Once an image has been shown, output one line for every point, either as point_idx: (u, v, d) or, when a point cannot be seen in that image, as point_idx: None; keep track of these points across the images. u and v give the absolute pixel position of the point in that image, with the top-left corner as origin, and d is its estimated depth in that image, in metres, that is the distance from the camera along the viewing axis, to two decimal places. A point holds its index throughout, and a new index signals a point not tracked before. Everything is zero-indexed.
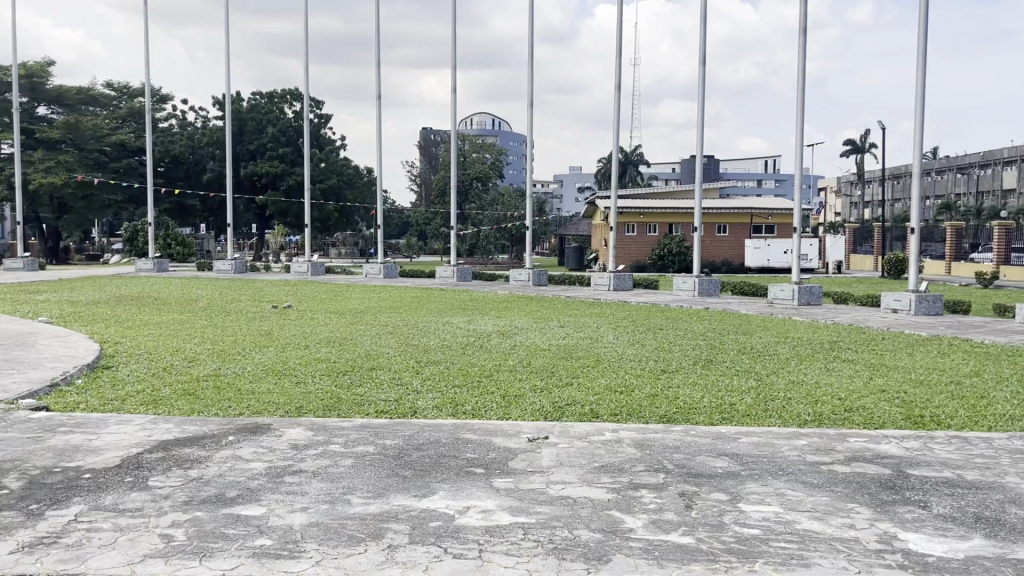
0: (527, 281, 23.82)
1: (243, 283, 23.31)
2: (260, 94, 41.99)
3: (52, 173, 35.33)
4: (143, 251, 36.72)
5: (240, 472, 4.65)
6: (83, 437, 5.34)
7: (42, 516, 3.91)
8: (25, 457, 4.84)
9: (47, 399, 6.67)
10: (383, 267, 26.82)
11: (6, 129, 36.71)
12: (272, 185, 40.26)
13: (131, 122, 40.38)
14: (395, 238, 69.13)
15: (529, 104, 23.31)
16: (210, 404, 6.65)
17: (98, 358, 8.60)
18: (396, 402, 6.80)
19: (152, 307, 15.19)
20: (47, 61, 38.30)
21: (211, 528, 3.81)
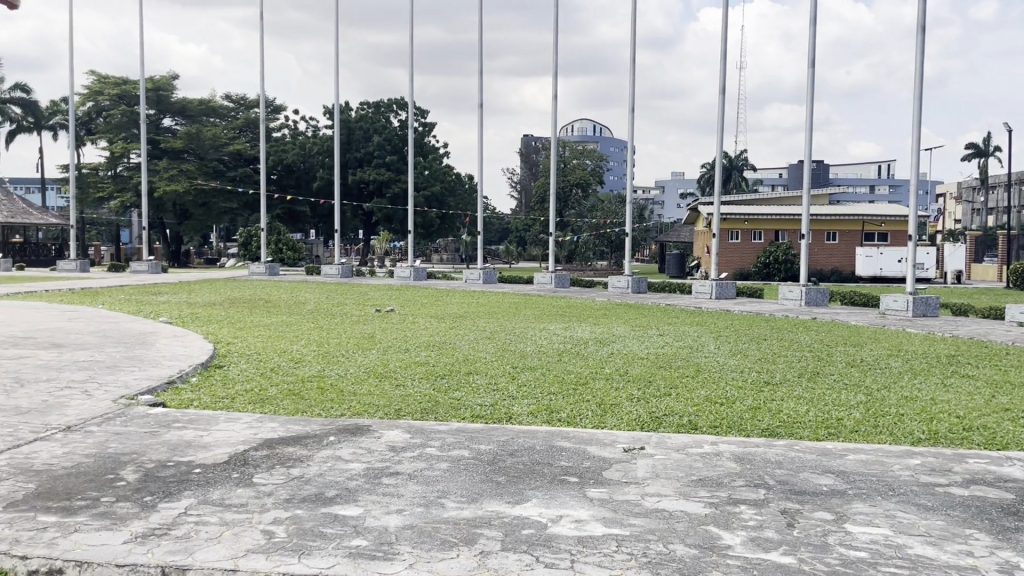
0: (626, 288, 23.69)
1: (348, 286, 24.22)
2: (367, 104, 43.27)
3: (175, 181, 37.47)
4: (256, 255, 38.33)
5: (340, 472, 4.76)
6: (196, 433, 5.60)
7: (155, 508, 4.11)
8: (142, 451, 5.10)
9: (163, 396, 6.98)
10: (482, 272, 27.12)
11: (135, 140, 39.08)
12: (378, 192, 41.28)
13: (248, 132, 42.32)
14: (494, 244, 69.94)
15: (631, 108, 23.19)
16: (315, 404, 6.86)
17: (212, 357, 8.98)
18: (493, 407, 6.84)
19: (260, 310, 15.75)
20: (172, 75, 40.53)
21: (310, 527, 3.91)
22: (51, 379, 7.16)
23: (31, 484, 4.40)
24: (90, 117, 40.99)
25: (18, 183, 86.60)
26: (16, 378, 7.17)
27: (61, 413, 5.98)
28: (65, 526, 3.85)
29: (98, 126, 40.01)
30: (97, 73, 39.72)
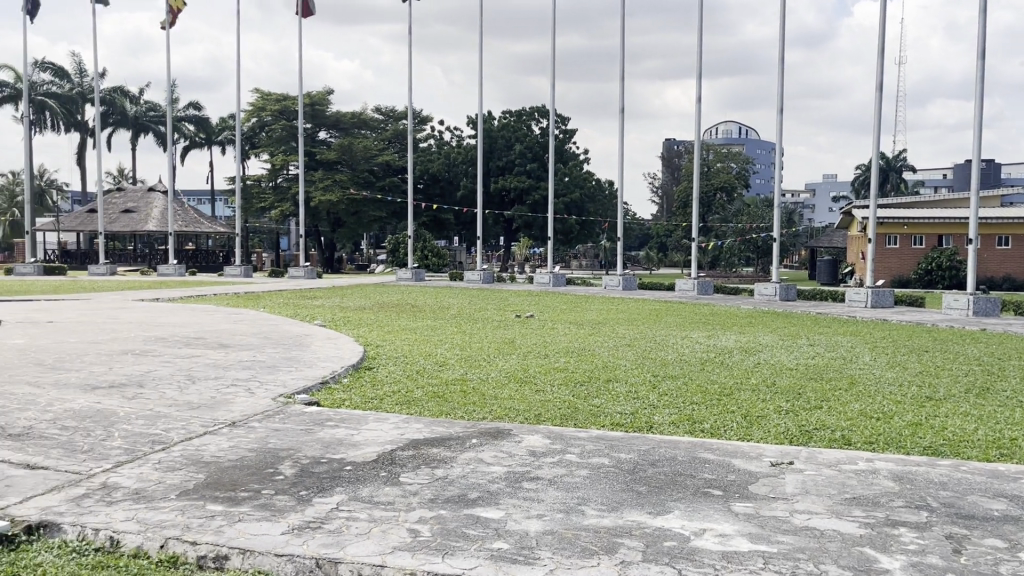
0: (774, 295, 22.86)
1: (490, 292, 24.63)
2: (510, 113, 43.96)
3: (329, 191, 39.51)
4: (403, 262, 39.68)
5: (482, 474, 4.85)
6: (347, 431, 5.86)
7: (310, 502, 4.33)
8: (298, 447, 5.39)
9: (318, 395, 7.36)
10: (622, 278, 26.91)
11: (293, 153, 41.47)
12: (518, 199, 41.86)
13: (396, 143, 43.97)
14: (635, 250, 69.31)
15: (779, 109, 22.38)
16: (458, 406, 7.03)
17: (362, 359, 9.37)
18: (633, 416, 6.76)
19: (407, 314, 16.29)
20: (327, 90, 42.72)
21: (454, 527, 4.00)
22: (218, 377, 7.70)
23: (201, 474, 4.74)
24: (255, 132, 43.81)
25: (190, 196, 93.92)
26: (189, 375, 7.74)
27: (227, 409, 6.40)
28: (231, 515, 4.12)
29: (261, 140, 42.74)
30: (260, 91, 42.40)
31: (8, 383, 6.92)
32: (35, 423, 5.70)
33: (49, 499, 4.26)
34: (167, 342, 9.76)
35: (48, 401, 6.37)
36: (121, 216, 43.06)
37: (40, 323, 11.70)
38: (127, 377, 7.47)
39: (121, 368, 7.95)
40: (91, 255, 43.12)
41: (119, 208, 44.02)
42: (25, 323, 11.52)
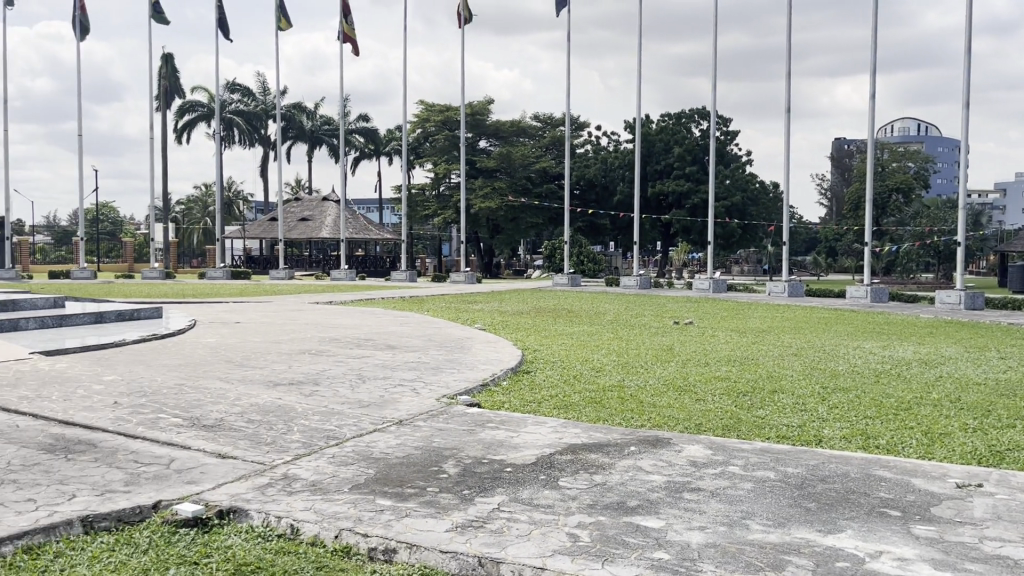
0: (957, 304, 21.21)
1: (648, 298, 24.37)
2: (669, 116, 43.35)
3: (489, 198, 40.52)
4: (560, 267, 39.95)
5: (641, 483, 4.80)
6: (507, 433, 5.97)
7: (472, 501, 4.45)
8: (461, 447, 5.55)
9: (479, 397, 7.55)
10: (788, 284, 25.86)
11: (455, 162, 42.82)
12: (677, 204, 41.19)
13: (554, 149, 44.39)
14: (801, 254, 66.43)
15: (965, 102, 20.80)
16: (616, 413, 7.00)
17: (521, 362, 9.53)
18: (800, 428, 6.47)
19: (564, 319, 16.36)
20: (487, 100, 43.76)
21: (614, 534, 3.98)
22: (387, 377, 8.06)
23: (371, 469, 4.99)
24: (419, 142, 45.53)
25: (361, 204, 99.12)
26: (359, 374, 8.16)
27: (395, 408, 6.69)
28: (399, 510, 4.30)
29: (425, 150, 44.43)
30: (425, 102, 44.03)
31: (202, 378, 7.55)
32: (226, 415, 6.19)
33: (237, 487, 4.61)
34: (341, 343, 10.32)
35: (236, 395, 6.90)
36: (298, 224, 46.00)
37: (229, 323, 12.69)
38: (305, 375, 7.97)
39: (300, 366, 8.49)
40: (271, 261, 46.34)
41: (296, 216, 47.07)
42: (216, 323, 12.56)
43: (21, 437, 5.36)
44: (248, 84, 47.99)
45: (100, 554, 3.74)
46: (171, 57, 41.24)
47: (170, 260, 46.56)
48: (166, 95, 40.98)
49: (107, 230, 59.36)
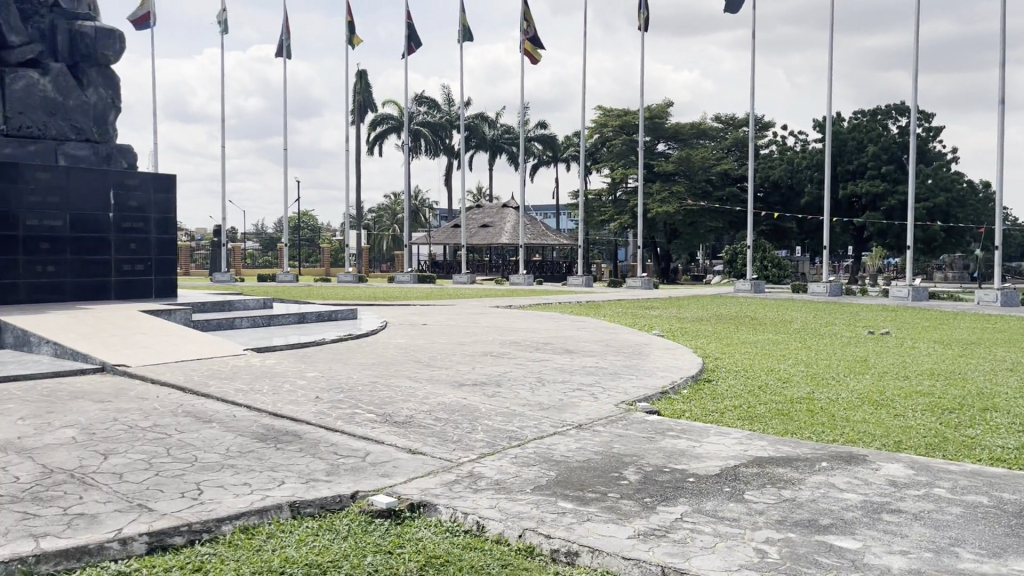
0: None
1: (838, 306, 23.08)
2: (863, 113, 40.90)
3: (667, 202, 40.05)
4: (741, 273, 38.67)
5: (834, 501, 4.56)
6: (689, 443, 5.86)
7: (654, 510, 4.40)
8: (642, 454, 5.50)
9: (659, 404, 7.46)
10: (1000, 293, 23.64)
11: (634, 166, 42.59)
12: (871, 206, 38.77)
13: (736, 151, 43.09)
14: (1016, 260, 60.42)
15: None
16: (806, 426, 6.67)
17: (702, 371, 9.31)
18: (1018, 452, 5.89)
19: (746, 327, 15.78)
20: (667, 103, 43.19)
21: (805, 553, 3.81)
22: (566, 381, 8.13)
23: (552, 472, 5.05)
24: (597, 147, 45.60)
25: (540, 209, 100.76)
26: (540, 377, 8.29)
27: (574, 412, 6.74)
28: (580, 513, 4.34)
29: (603, 155, 44.52)
30: (603, 107, 44.07)
31: (393, 377, 7.97)
32: (415, 413, 6.49)
33: (427, 481, 4.83)
34: (522, 347, 10.53)
35: (425, 393, 7.22)
36: (480, 230, 47.41)
37: (416, 324, 13.30)
38: (488, 376, 8.20)
39: (482, 367, 8.75)
40: (454, 266, 48.06)
41: (478, 223, 48.53)
42: (405, 325, 13.21)
43: (237, 426, 5.89)
44: (434, 97, 50.07)
45: (305, 537, 4.04)
46: (365, 74, 43.83)
47: (362, 265, 49.44)
48: (360, 110, 43.58)
49: (307, 236, 63.87)
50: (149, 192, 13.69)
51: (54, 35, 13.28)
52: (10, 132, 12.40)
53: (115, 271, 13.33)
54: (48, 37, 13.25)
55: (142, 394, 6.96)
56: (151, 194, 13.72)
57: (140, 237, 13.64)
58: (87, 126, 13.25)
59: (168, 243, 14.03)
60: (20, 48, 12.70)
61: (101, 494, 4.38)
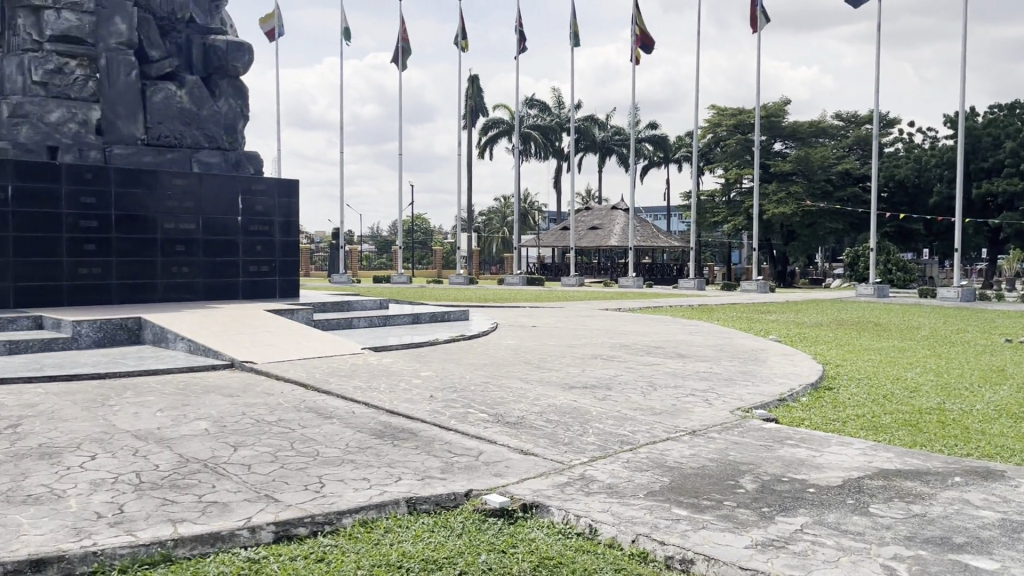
0: None
1: (970, 312, 21.79)
2: (999, 107, 38.49)
3: (784, 204, 38.83)
4: (864, 277, 37.02)
5: (969, 518, 4.30)
6: (809, 452, 5.66)
7: (772, 520, 4.27)
8: (760, 463, 5.35)
9: (776, 412, 7.23)
10: None
11: (749, 166, 41.50)
12: (1008, 205, 36.40)
13: (858, 149, 41.33)
14: None
15: None
16: (937, 439, 6.33)
17: (822, 378, 8.97)
18: None
19: (870, 333, 15.08)
20: (784, 101, 41.88)
21: (937, 572, 3.61)
22: (679, 386, 8.00)
23: (666, 478, 4.98)
24: (710, 147, 44.66)
25: (650, 211, 99.60)
26: (651, 382, 8.18)
27: (688, 417, 6.62)
28: (695, 521, 4.26)
29: (717, 155, 43.58)
30: (717, 107, 43.14)
31: (505, 378, 8.04)
32: (527, 414, 6.53)
33: (539, 482, 4.85)
34: (633, 350, 10.43)
35: (536, 395, 7.26)
36: (589, 232, 47.27)
37: (527, 326, 13.38)
38: (599, 379, 8.16)
39: (593, 370, 8.72)
40: (564, 268, 48.09)
41: (587, 225, 48.40)
42: (516, 327, 13.33)
43: (356, 423, 6.08)
44: (544, 100, 50.27)
45: (421, 533, 4.13)
46: (477, 79, 44.45)
47: (472, 266, 50.12)
48: (472, 114, 44.22)
49: (419, 239, 65.35)
50: (273, 197, 14.34)
51: (190, 49, 14.10)
52: (150, 141, 13.23)
53: (242, 271, 14.02)
54: (185, 51, 14.07)
55: (268, 389, 7.29)
56: (275, 199, 14.37)
57: (265, 240, 14.30)
58: (218, 135, 14.01)
59: (290, 246, 14.64)
60: (160, 62, 13.55)
61: (232, 484, 4.61)
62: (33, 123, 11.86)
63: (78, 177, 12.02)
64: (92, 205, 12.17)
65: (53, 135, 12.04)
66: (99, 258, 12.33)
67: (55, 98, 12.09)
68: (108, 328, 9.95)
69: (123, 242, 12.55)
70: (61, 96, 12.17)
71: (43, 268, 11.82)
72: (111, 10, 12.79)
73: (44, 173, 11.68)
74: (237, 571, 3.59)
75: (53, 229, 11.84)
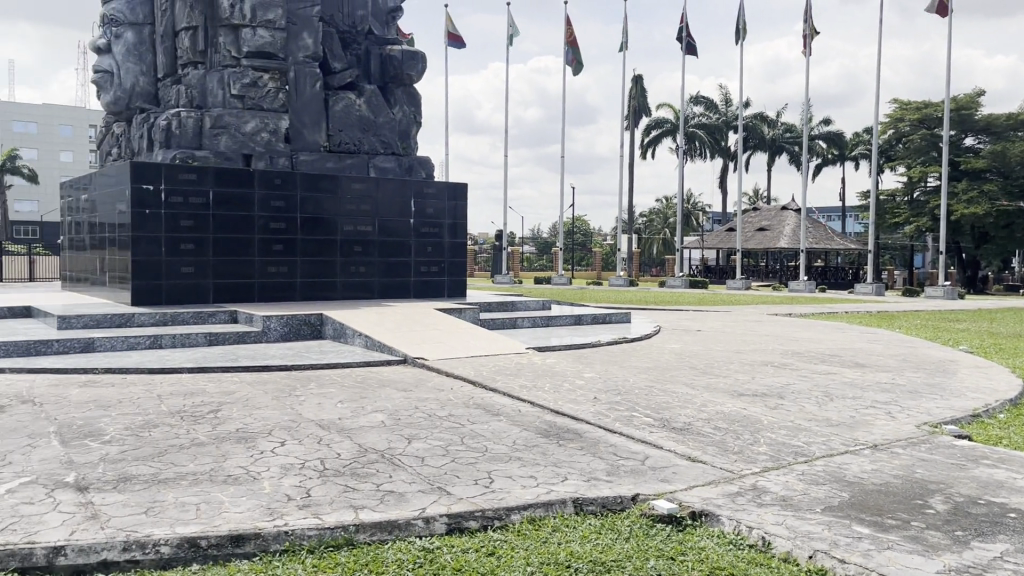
0: None
1: None
2: None
3: (975, 203, 35.88)
4: None
5: None
6: (1010, 474, 5.19)
7: (968, 545, 3.96)
8: (952, 483, 4.97)
9: (969, 428, 6.68)
10: None
11: (935, 163, 38.64)
12: None
13: None
14: None
15: None
16: None
17: (1022, 394, 8.21)
18: None
19: None
20: (976, 91, 38.70)
21: None
22: (857, 397, 7.56)
23: (846, 493, 4.73)
24: (892, 143, 41.91)
25: (824, 211, 95.01)
26: (827, 392, 7.78)
27: (868, 431, 6.25)
28: (880, 540, 4.01)
29: (899, 152, 40.89)
30: (900, 100, 40.47)
31: (670, 382, 7.91)
32: (694, 420, 6.40)
33: (708, 491, 4.73)
34: (806, 358, 9.97)
35: (703, 401, 7.10)
36: (756, 234, 45.65)
37: (691, 330, 13.11)
38: (770, 388, 7.86)
39: (762, 378, 8.41)
40: (728, 271, 46.73)
41: (754, 226, 46.76)
42: (680, 331, 13.09)
43: (522, 421, 6.19)
44: (711, 97, 49.07)
45: (589, 534, 4.14)
46: (641, 79, 44.00)
47: (633, 268, 49.64)
48: (635, 115, 43.85)
49: (579, 241, 65.47)
50: (443, 200, 14.85)
51: (369, 59, 14.87)
52: (332, 148, 14.06)
53: (413, 272, 14.60)
54: (364, 61, 14.85)
55: (438, 385, 7.56)
56: (445, 202, 14.88)
57: (435, 241, 14.83)
58: (393, 141, 14.66)
59: (458, 247, 15.09)
60: (342, 73, 14.38)
61: (408, 474, 4.81)
62: (232, 134, 12.89)
63: (269, 182, 12.98)
64: (281, 208, 13.10)
65: (248, 144, 13.04)
66: (286, 257, 13.23)
67: (250, 110, 13.08)
68: (294, 323, 10.64)
69: (307, 243, 13.40)
70: (256, 108, 13.15)
71: (238, 267, 12.82)
72: (300, 26, 13.69)
73: (240, 179, 12.68)
74: (414, 558, 3.73)
75: (246, 231, 12.83)
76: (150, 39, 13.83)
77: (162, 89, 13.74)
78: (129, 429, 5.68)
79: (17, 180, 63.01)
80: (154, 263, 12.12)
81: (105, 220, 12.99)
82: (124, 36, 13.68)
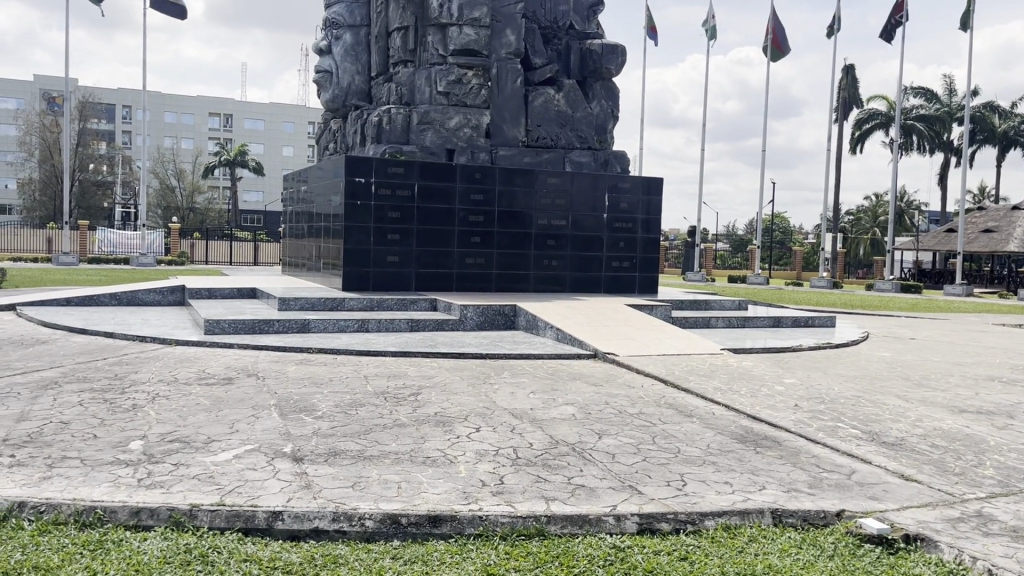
0: None
1: None
2: None
3: None
4: None
5: None
6: None
7: None
8: None
9: None
10: None
11: None
12: None
13: None
14: None
15: None
16: None
17: None
18: None
19: None
20: None
21: None
22: None
23: None
24: None
25: None
26: None
27: None
28: None
29: None
30: None
31: (880, 394, 7.35)
32: (906, 435, 5.92)
33: (924, 514, 4.34)
34: None
35: (918, 416, 6.52)
36: (981, 235, 41.54)
37: (903, 338, 12.13)
38: (997, 406, 7.10)
39: (990, 394, 7.61)
40: (947, 275, 42.97)
41: (979, 227, 42.60)
42: (890, 338, 12.15)
43: (717, 424, 5.98)
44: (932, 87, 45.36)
45: (789, 548, 3.91)
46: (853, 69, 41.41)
47: (837, 268, 46.72)
48: (844, 107, 41.31)
49: (777, 240, 62.60)
50: (639, 194, 14.71)
51: (568, 55, 14.94)
52: (531, 143, 14.33)
53: (606, 266, 14.58)
54: (564, 57, 14.93)
55: (630, 382, 7.49)
56: (639, 196, 14.73)
57: (628, 236, 14.71)
58: (590, 136, 14.72)
59: (652, 243, 14.89)
60: (542, 69, 14.56)
61: (598, 469, 4.79)
62: (437, 129, 13.43)
63: (469, 177, 13.39)
64: (480, 201, 13.51)
65: (452, 139, 13.53)
66: (483, 249, 13.64)
67: (454, 107, 13.55)
68: (489, 313, 10.93)
69: (503, 236, 13.75)
70: (460, 104, 13.60)
71: (438, 258, 13.38)
72: (504, 23, 13.96)
73: (443, 174, 13.20)
74: (605, 555, 3.70)
75: (447, 222, 13.35)
76: (365, 40, 14.68)
77: (375, 87, 14.56)
78: (339, 407, 6.07)
79: (246, 173, 69.70)
80: (362, 251, 12.88)
81: (321, 210, 13.96)
82: (344, 38, 14.61)
